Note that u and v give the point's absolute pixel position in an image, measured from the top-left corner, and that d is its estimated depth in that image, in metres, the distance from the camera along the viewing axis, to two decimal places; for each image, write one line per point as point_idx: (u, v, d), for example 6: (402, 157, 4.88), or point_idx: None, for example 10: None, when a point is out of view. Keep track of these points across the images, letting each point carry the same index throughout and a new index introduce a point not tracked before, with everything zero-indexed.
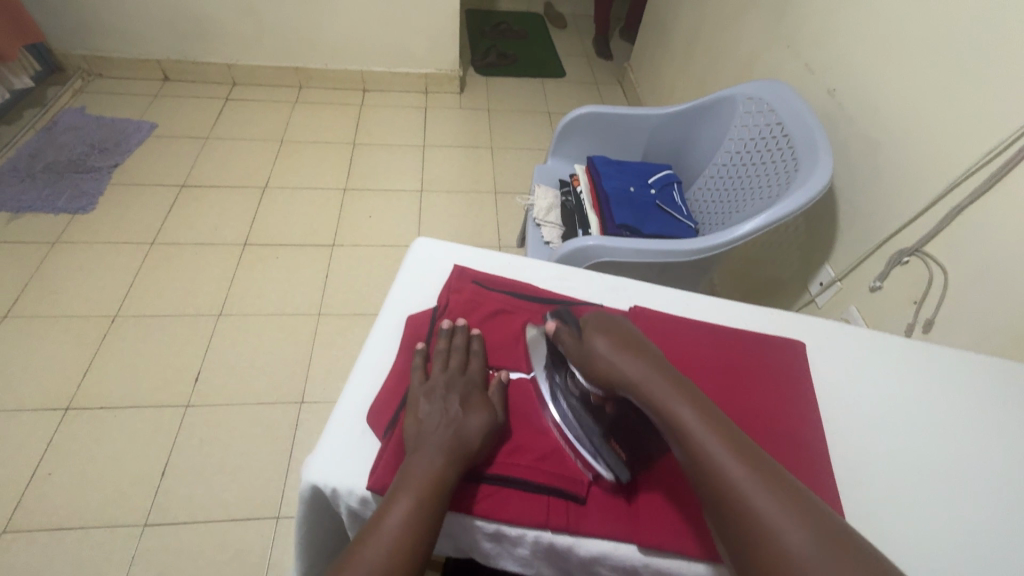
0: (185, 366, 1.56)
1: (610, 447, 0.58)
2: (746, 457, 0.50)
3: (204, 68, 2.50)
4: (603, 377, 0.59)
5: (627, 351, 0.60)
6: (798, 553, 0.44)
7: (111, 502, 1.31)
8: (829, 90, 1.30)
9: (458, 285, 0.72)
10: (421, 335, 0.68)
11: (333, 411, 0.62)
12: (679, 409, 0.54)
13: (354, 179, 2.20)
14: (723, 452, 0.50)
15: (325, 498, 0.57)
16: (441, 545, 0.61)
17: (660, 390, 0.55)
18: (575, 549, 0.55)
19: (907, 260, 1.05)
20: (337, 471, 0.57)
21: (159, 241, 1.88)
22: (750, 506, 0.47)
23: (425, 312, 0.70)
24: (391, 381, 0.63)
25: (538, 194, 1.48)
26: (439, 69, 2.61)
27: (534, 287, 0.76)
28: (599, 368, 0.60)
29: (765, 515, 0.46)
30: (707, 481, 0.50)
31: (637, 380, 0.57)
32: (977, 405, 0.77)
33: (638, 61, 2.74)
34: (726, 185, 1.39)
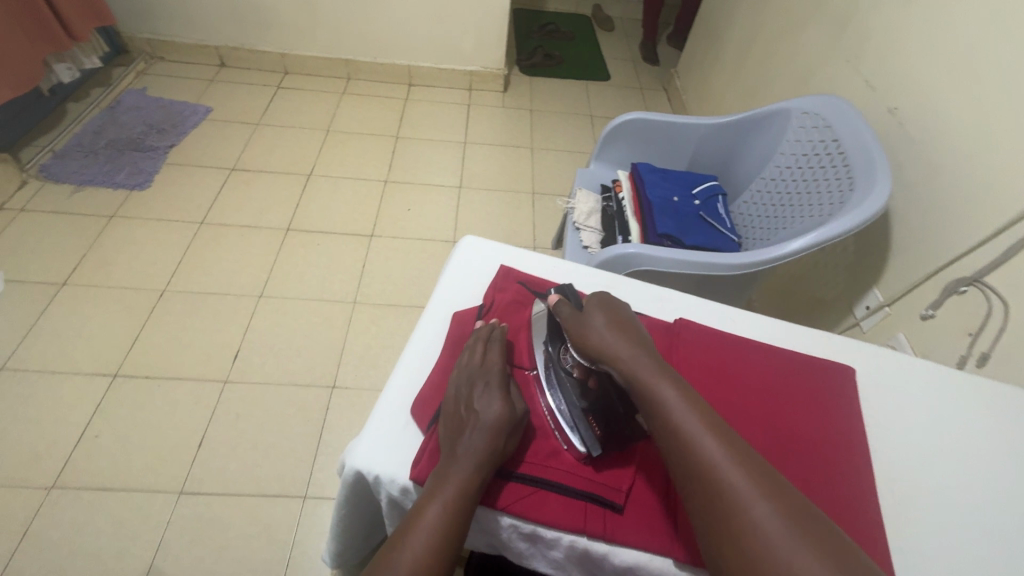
0: (227, 343, 1.62)
1: (586, 421, 0.59)
2: (721, 434, 0.50)
3: (259, 56, 2.58)
4: (595, 353, 0.58)
5: (624, 331, 0.59)
6: (761, 527, 0.44)
7: (152, 468, 1.37)
8: (890, 109, 1.26)
9: (504, 285, 0.73)
10: (464, 332, 0.69)
11: (378, 401, 0.64)
12: (664, 391, 0.54)
13: (395, 172, 2.24)
14: (695, 425, 0.51)
15: (368, 485, 0.59)
16: (474, 540, 0.62)
17: (649, 370, 0.55)
18: (610, 557, 0.56)
19: (964, 290, 1.01)
20: (381, 459, 0.58)
21: (208, 221, 1.95)
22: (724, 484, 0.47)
23: (470, 310, 0.71)
24: (434, 376, 0.65)
25: (579, 197, 1.48)
26: (485, 67, 2.63)
27: (580, 292, 0.76)
28: (592, 343, 0.59)
29: (732, 490, 0.46)
30: (685, 454, 0.50)
31: (624, 358, 0.57)
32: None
33: (685, 68, 2.70)
34: (773, 200, 1.36)
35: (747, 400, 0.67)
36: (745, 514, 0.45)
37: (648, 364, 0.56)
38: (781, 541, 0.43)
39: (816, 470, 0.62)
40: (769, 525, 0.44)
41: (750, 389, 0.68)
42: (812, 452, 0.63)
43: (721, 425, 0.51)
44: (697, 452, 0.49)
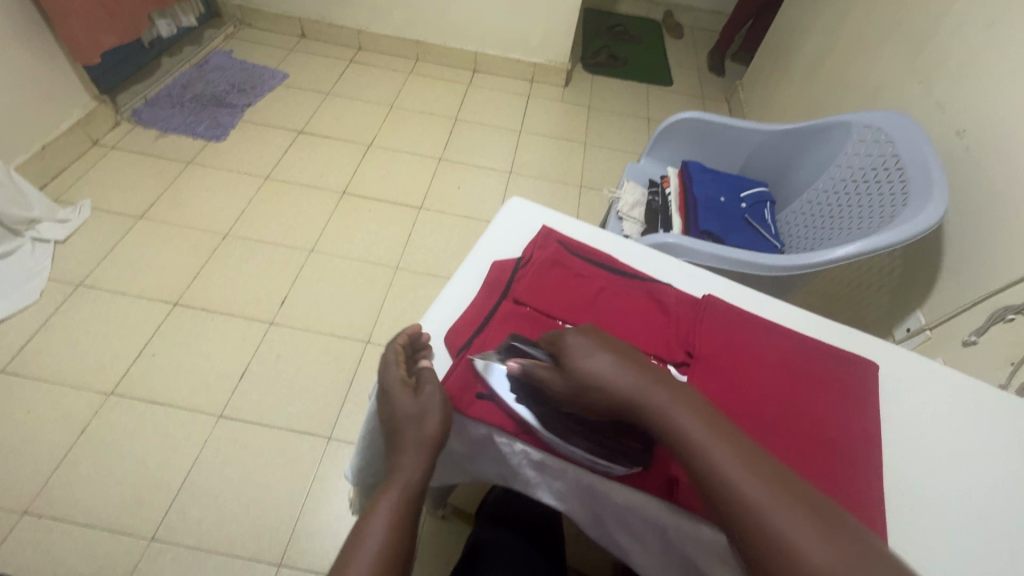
0: (277, 289, 1.74)
1: (621, 444, 0.59)
2: (750, 463, 0.48)
3: (337, 30, 2.72)
4: (592, 393, 0.55)
5: (617, 363, 0.56)
6: (821, 564, 0.42)
7: (197, 391, 1.49)
8: (958, 131, 1.23)
9: (544, 243, 0.77)
10: (500, 280, 0.73)
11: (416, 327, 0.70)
12: (679, 415, 0.52)
13: (450, 151, 2.32)
14: (724, 457, 0.49)
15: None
16: (487, 468, 0.67)
17: (661, 396, 0.53)
18: (610, 494, 0.59)
19: (1012, 318, 0.98)
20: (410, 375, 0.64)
21: (273, 176, 2.08)
22: (739, 489, 0.47)
23: (510, 261, 0.76)
24: (467, 314, 0.69)
25: (625, 189, 1.50)
26: (549, 61, 2.68)
27: (615, 260, 0.79)
28: (588, 382, 0.55)
29: (787, 531, 0.44)
30: (713, 488, 0.48)
31: (637, 387, 0.54)
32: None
33: (751, 80, 2.66)
34: (824, 211, 1.34)
35: (765, 375, 0.68)
36: (794, 548, 0.43)
37: (655, 387, 0.54)
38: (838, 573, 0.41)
39: (823, 446, 0.63)
40: (825, 561, 0.42)
41: (770, 368, 0.69)
42: (823, 432, 0.64)
43: (747, 450, 0.50)
44: (731, 485, 0.47)
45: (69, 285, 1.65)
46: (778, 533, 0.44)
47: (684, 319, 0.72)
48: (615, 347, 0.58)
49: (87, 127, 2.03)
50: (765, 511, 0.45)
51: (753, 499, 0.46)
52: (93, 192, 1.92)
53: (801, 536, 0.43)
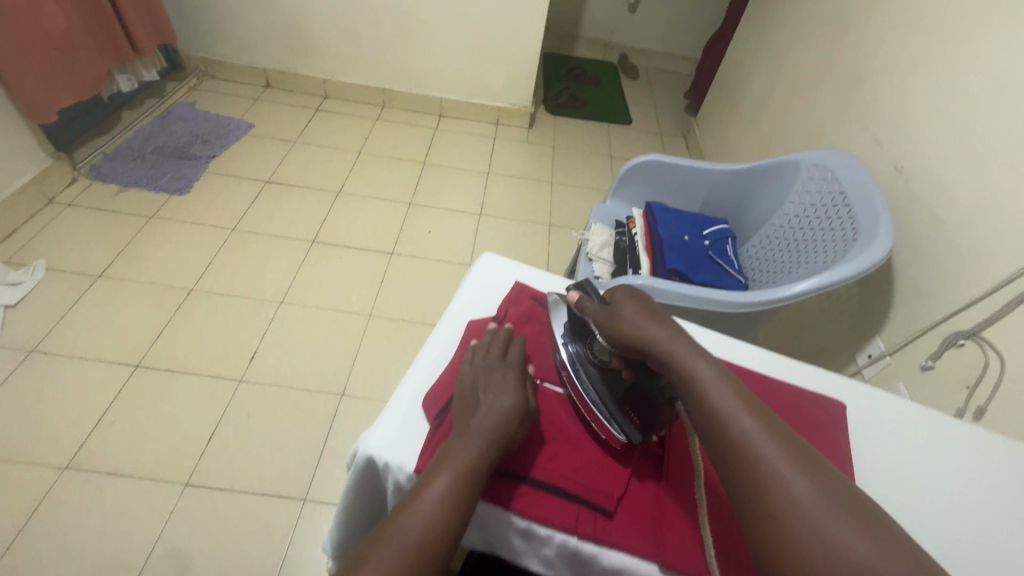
0: (246, 344, 1.69)
1: (625, 413, 0.63)
2: (753, 409, 0.55)
3: (302, 80, 2.75)
4: (628, 338, 0.64)
5: (653, 318, 0.65)
6: (801, 499, 0.48)
7: (161, 458, 1.41)
8: (896, 167, 1.32)
9: (517, 299, 0.78)
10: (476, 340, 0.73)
11: (393, 392, 0.68)
12: (695, 364, 0.59)
13: (420, 195, 2.34)
14: (729, 402, 0.55)
15: (378, 471, 0.62)
16: (471, 536, 0.65)
17: (683, 349, 0.61)
18: (598, 558, 0.59)
19: (963, 343, 1.04)
20: (389, 446, 0.62)
21: (239, 228, 2.05)
22: (732, 426, 0.53)
23: (484, 319, 0.76)
24: (445, 376, 0.69)
25: (593, 230, 1.54)
26: (513, 104, 2.77)
27: None
28: (625, 327, 0.64)
29: (772, 465, 0.50)
30: (717, 421, 0.54)
31: (661, 340, 0.62)
32: (1005, 482, 0.77)
33: (705, 117, 2.81)
34: (781, 245, 1.41)
35: None
36: (781, 482, 0.49)
37: (678, 344, 0.61)
38: (815, 507, 0.47)
39: None
40: (804, 494, 0.48)
41: None
42: None
43: (757, 405, 0.55)
44: (732, 421, 0.54)
45: (21, 351, 1.57)
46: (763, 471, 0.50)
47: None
48: (657, 311, 0.66)
49: (42, 186, 1.97)
50: (757, 449, 0.51)
51: (748, 436, 0.52)
52: (49, 251, 1.85)
53: (787, 477, 0.49)
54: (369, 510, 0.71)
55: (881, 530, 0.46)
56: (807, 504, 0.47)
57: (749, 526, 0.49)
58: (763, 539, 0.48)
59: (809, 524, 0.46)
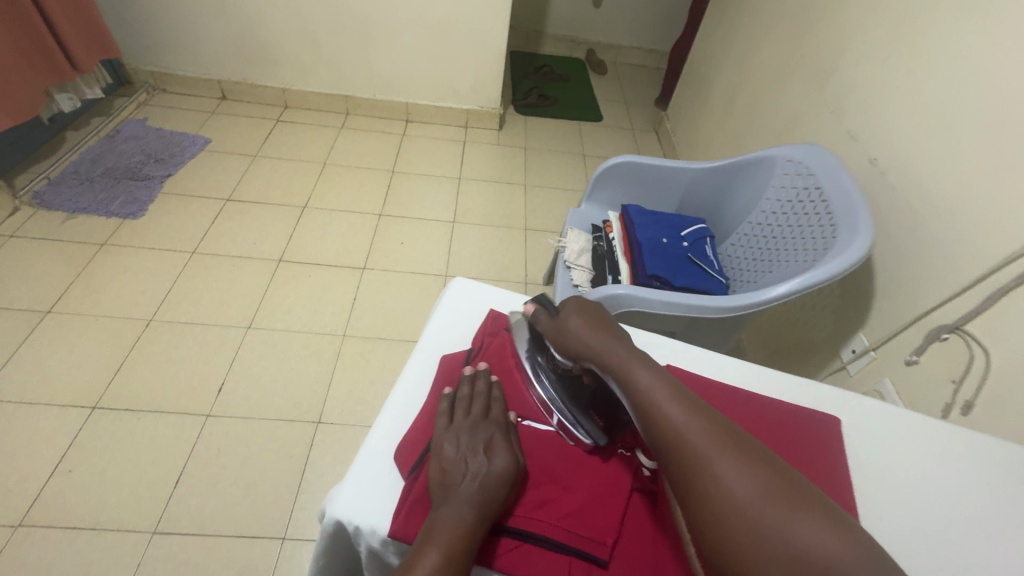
0: (212, 377, 1.60)
1: (587, 416, 0.64)
2: (694, 411, 0.52)
3: (260, 90, 2.64)
4: (580, 351, 0.63)
5: (599, 327, 0.63)
6: (745, 499, 0.44)
7: (125, 506, 1.32)
8: (870, 159, 1.31)
9: (493, 329, 0.74)
10: (452, 377, 0.68)
11: (364, 442, 0.62)
12: (637, 371, 0.57)
13: (390, 205, 2.27)
14: (673, 408, 0.52)
15: (350, 537, 0.57)
16: None
17: (623, 356, 0.59)
18: None
19: (948, 337, 1.03)
20: (361, 507, 0.56)
21: (200, 251, 1.95)
22: (671, 423, 0.51)
23: (459, 353, 0.71)
24: (420, 420, 0.63)
25: (569, 236, 1.50)
26: (481, 106, 2.71)
27: None
28: (574, 337, 0.64)
29: (716, 466, 0.47)
30: (662, 432, 0.51)
31: (598, 350, 0.61)
32: (1004, 489, 0.74)
33: (675, 112, 2.79)
34: (760, 243, 1.38)
35: None
36: (723, 485, 0.46)
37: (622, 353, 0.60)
38: (761, 506, 0.44)
39: None
40: (748, 494, 0.45)
41: None
42: None
43: (700, 406, 0.53)
44: (677, 427, 0.51)
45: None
46: (702, 464, 0.47)
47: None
48: (608, 322, 0.65)
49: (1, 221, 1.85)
50: (701, 451, 0.48)
51: (685, 435, 0.50)
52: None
53: (726, 473, 0.46)
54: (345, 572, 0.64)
55: (820, 509, 0.44)
56: (754, 504, 0.44)
57: (701, 531, 0.46)
58: (715, 543, 0.45)
59: (756, 519, 0.43)
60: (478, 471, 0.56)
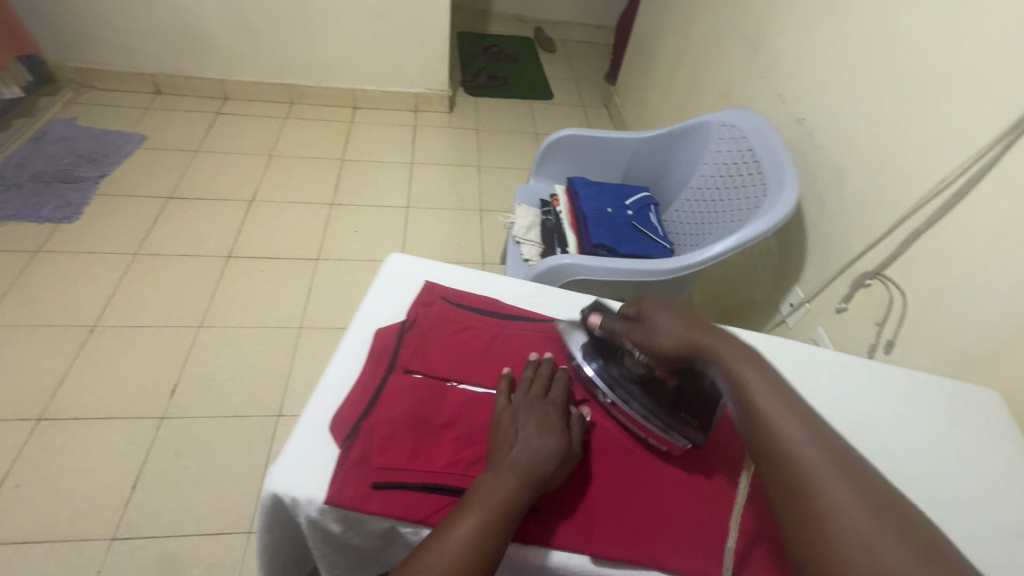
0: (166, 378, 1.56)
1: (678, 417, 0.63)
2: (803, 423, 0.54)
3: (197, 83, 2.54)
4: (666, 347, 0.64)
5: (695, 325, 0.64)
6: (851, 518, 0.47)
7: (81, 515, 1.29)
8: (798, 119, 1.36)
9: (428, 300, 0.74)
10: (388, 349, 0.68)
11: (300, 417, 0.63)
12: (744, 372, 0.58)
13: (341, 194, 2.23)
14: (780, 417, 0.54)
15: (289, 510, 0.57)
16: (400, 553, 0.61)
17: (730, 355, 0.60)
18: (528, 556, 0.58)
19: (870, 283, 1.09)
20: (298, 479, 0.57)
21: (142, 252, 1.88)
22: (779, 432, 0.54)
23: (394, 325, 0.72)
24: (356, 392, 0.64)
25: (518, 212, 1.51)
26: (429, 89, 2.67)
27: (504, 304, 0.78)
28: (667, 333, 0.64)
29: (823, 483, 0.50)
30: (766, 440, 0.54)
31: (703, 346, 0.62)
32: (914, 415, 0.80)
33: (623, 86, 2.82)
34: (700, 207, 1.43)
35: None
36: (830, 500, 0.49)
37: (732, 351, 0.60)
38: (864, 528, 0.47)
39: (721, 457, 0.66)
40: (853, 514, 0.47)
41: None
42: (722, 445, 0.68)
43: (807, 417, 0.55)
44: (780, 438, 0.53)
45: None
46: (817, 479, 0.50)
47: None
48: (698, 319, 0.65)
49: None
50: (808, 466, 0.51)
51: (797, 449, 0.52)
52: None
53: (838, 492, 0.49)
54: (288, 551, 0.65)
55: (921, 537, 0.46)
56: (856, 524, 0.47)
57: (794, 532, 0.49)
58: (806, 545, 0.48)
59: (862, 538, 0.46)
60: (514, 439, 0.58)
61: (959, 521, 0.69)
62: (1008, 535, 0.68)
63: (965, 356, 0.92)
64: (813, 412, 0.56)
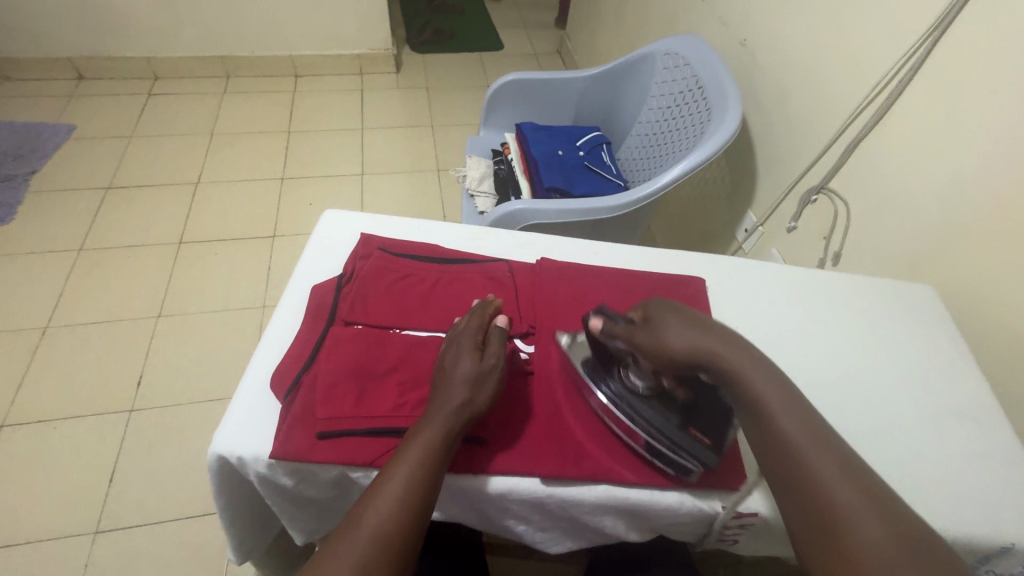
0: (131, 373, 1.53)
1: (690, 438, 0.57)
2: (841, 467, 0.51)
3: (121, 63, 2.38)
4: (681, 362, 0.58)
5: (699, 340, 0.58)
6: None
7: (60, 514, 1.28)
8: (741, 41, 1.33)
9: (364, 252, 0.73)
10: (325, 304, 0.67)
11: (241, 380, 0.62)
12: (775, 413, 0.54)
13: (292, 168, 2.15)
14: (823, 467, 0.51)
15: (237, 472, 0.57)
16: (360, 501, 0.61)
17: (740, 377, 0.56)
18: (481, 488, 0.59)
19: (817, 199, 1.09)
20: (243, 440, 0.57)
21: (87, 247, 1.80)
22: (828, 490, 0.50)
23: (330, 281, 0.70)
24: (294, 350, 0.63)
25: (470, 164, 1.48)
26: (372, 49, 2.55)
27: (444, 249, 0.77)
28: (673, 355, 0.57)
29: (879, 541, 0.46)
30: (812, 504, 0.50)
31: (707, 362, 0.57)
32: (855, 317, 0.82)
33: (573, 28, 2.73)
34: (651, 141, 1.41)
35: None
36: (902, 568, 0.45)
37: (739, 364, 0.57)
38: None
39: None
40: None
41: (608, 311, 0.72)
42: None
43: (848, 463, 0.52)
44: (835, 499, 0.49)
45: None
46: (823, 477, 0.51)
47: (521, 286, 0.73)
48: (701, 326, 0.59)
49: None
50: (859, 521, 0.48)
51: (792, 437, 0.53)
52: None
53: (829, 476, 0.51)
54: (253, 512, 0.65)
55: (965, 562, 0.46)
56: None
57: (807, 526, 0.50)
58: (821, 550, 0.49)
59: None
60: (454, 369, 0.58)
61: (896, 406, 0.72)
62: (941, 417, 0.72)
63: (906, 258, 0.95)
64: (852, 454, 0.53)
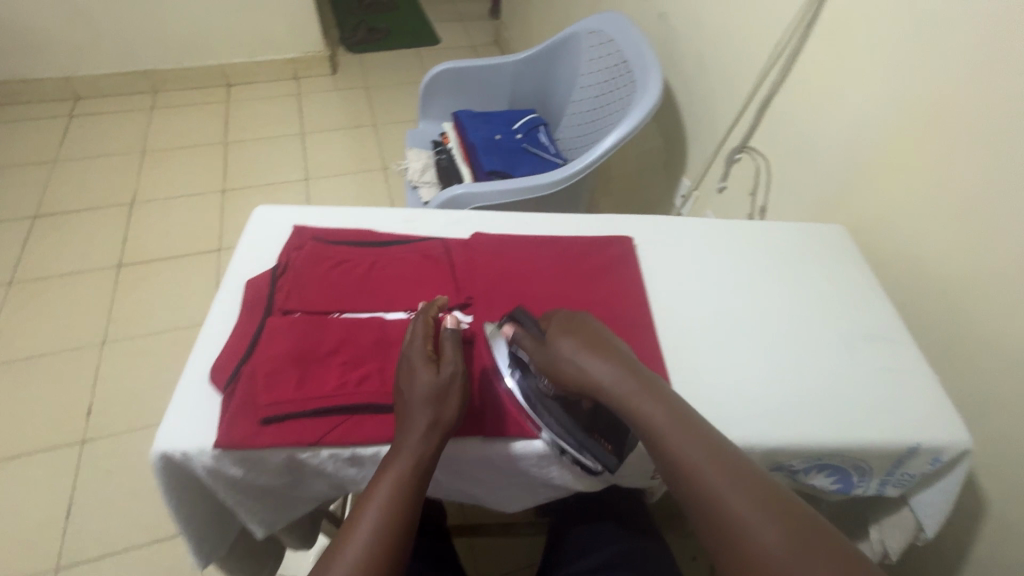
0: (75, 406, 1.46)
1: (596, 441, 0.62)
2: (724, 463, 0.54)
3: (36, 85, 2.25)
4: (576, 382, 0.61)
5: (595, 353, 0.61)
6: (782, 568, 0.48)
7: (15, 555, 1.23)
8: (659, 15, 1.38)
9: (298, 243, 0.73)
10: (260, 296, 0.68)
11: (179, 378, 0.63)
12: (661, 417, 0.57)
13: (232, 179, 2.09)
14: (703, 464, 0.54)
15: (188, 468, 0.58)
16: (314, 483, 0.64)
17: (635, 395, 0.59)
18: None
19: (740, 157, 1.15)
20: (186, 434, 0.58)
21: (18, 279, 1.72)
22: (708, 487, 0.53)
23: (263, 275, 0.70)
24: (232, 342, 0.64)
25: (411, 156, 1.48)
26: (305, 52, 2.50)
27: (378, 233, 0.78)
28: (567, 371, 0.61)
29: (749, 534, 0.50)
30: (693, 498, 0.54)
31: (606, 382, 0.60)
32: (773, 257, 0.87)
33: (507, 17, 2.74)
34: (586, 119, 1.45)
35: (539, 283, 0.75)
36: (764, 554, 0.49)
37: (628, 383, 0.59)
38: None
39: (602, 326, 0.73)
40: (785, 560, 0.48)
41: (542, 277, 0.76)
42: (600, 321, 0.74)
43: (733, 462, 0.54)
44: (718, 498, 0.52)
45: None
46: (707, 479, 0.53)
47: (455, 261, 0.75)
48: (600, 341, 0.63)
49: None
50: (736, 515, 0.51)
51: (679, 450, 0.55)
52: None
53: (719, 484, 0.53)
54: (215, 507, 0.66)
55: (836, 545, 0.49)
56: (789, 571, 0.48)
57: (697, 524, 0.54)
58: (713, 542, 0.52)
59: None
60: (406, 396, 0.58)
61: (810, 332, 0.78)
62: (852, 337, 0.78)
63: (821, 204, 1.02)
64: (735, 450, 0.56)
